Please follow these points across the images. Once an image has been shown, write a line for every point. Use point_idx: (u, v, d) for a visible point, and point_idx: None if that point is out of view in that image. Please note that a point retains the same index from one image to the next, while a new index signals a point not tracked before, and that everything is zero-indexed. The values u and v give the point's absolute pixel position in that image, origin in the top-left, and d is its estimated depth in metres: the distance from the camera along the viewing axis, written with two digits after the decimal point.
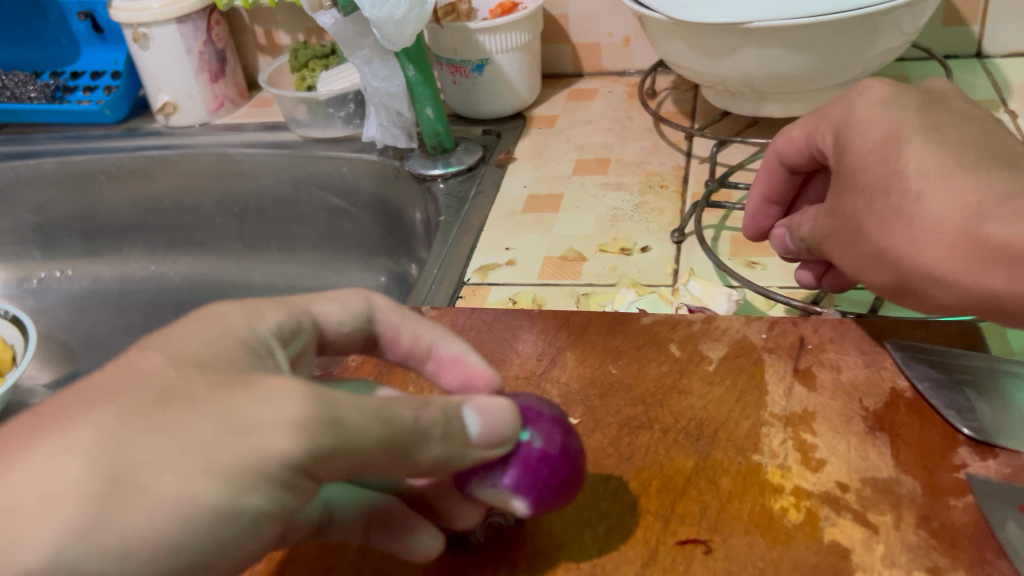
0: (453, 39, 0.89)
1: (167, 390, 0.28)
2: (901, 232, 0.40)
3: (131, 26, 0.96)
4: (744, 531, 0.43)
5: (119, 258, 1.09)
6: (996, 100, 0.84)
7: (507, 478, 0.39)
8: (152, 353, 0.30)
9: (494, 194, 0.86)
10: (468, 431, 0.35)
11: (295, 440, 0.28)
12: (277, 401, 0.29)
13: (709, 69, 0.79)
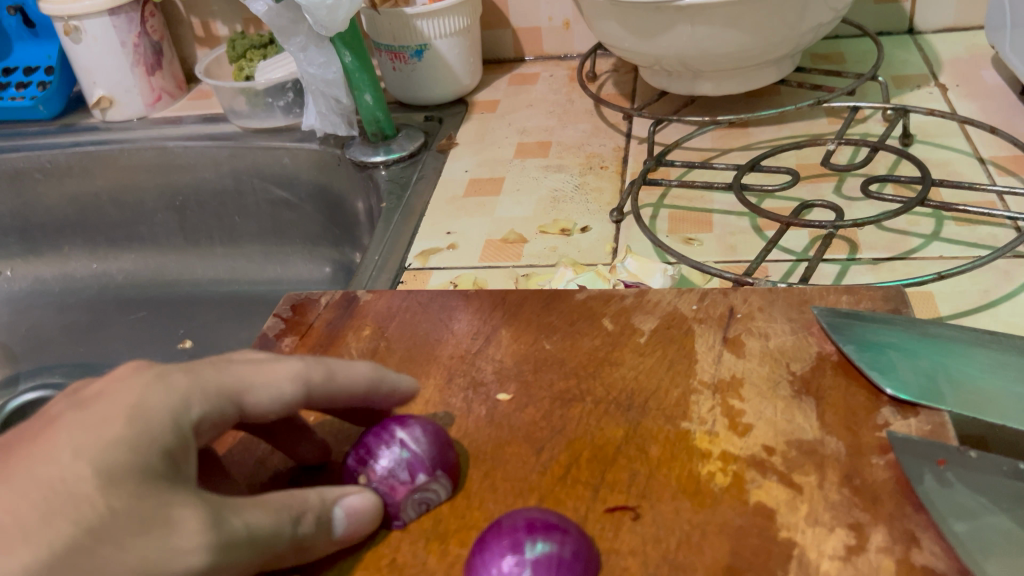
0: (391, 25, 0.88)
1: (93, 531, 0.31)
2: None
3: (62, 20, 0.94)
4: (672, 496, 0.43)
5: (60, 257, 1.06)
6: (927, 75, 0.86)
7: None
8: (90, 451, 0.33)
9: (436, 179, 0.86)
10: (331, 529, 0.40)
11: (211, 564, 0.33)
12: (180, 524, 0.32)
13: (644, 49, 0.79)
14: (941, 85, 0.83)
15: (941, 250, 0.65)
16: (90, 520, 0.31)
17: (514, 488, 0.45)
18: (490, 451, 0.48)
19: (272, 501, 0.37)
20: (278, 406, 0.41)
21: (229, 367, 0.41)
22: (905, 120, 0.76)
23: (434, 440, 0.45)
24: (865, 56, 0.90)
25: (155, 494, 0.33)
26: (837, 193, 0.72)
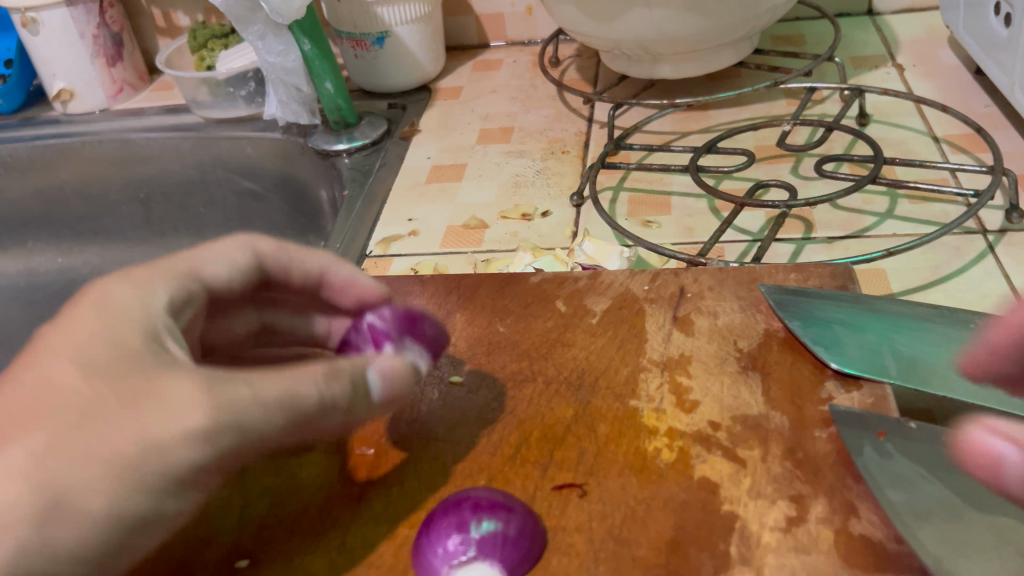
0: (352, 12, 0.88)
1: (81, 411, 0.35)
2: None
3: (21, 12, 0.91)
4: (619, 473, 0.44)
5: (24, 252, 1.06)
6: (885, 55, 0.86)
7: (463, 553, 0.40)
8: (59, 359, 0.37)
9: (398, 166, 0.86)
10: (367, 391, 0.40)
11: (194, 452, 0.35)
12: (177, 415, 0.35)
13: (602, 33, 0.79)
14: (898, 65, 0.84)
15: (895, 227, 0.66)
16: (70, 396, 0.35)
17: (464, 469, 0.46)
18: (440, 432, 0.48)
19: (292, 370, 0.38)
20: (235, 274, 0.48)
21: (183, 254, 0.47)
22: (861, 100, 0.77)
23: (399, 316, 0.46)
24: (824, 38, 0.91)
25: (147, 373, 0.36)
26: (794, 174, 0.72)
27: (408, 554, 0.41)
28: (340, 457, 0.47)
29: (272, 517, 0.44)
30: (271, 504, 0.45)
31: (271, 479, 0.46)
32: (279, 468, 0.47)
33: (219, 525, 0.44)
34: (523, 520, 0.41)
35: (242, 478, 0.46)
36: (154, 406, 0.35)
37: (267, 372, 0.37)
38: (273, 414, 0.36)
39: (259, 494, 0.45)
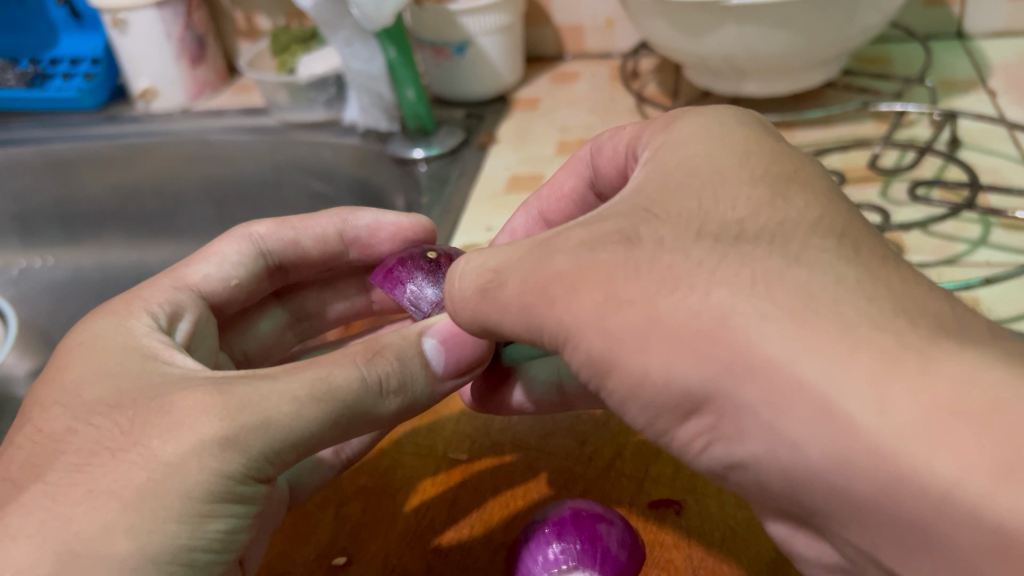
0: (434, 20, 0.88)
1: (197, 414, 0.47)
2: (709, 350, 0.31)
3: (109, 12, 0.94)
4: (715, 491, 0.46)
5: (99, 246, 1.07)
6: (975, 80, 0.84)
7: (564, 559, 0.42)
8: (101, 426, 0.41)
9: (476, 176, 0.85)
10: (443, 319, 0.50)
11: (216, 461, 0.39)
12: (202, 453, 0.39)
13: (689, 47, 0.78)
14: (990, 90, 0.82)
15: (987, 256, 0.63)
16: (113, 433, 0.40)
17: (558, 481, 0.48)
18: (533, 441, 0.51)
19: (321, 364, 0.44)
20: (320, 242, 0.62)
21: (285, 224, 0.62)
22: (954, 124, 0.75)
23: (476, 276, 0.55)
24: (913, 61, 0.88)
25: (161, 396, 0.42)
26: (881, 197, 0.70)
27: (502, 559, 0.44)
28: (433, 460, 0.51)
29: (366, 516, 0.48)
30: (366, 504, 0.48)
31: (366, 479, 0.50)
32: (374, 469, 0.51)
33: (317, 520, 0.48)
34: (626, 531, 0.43)
35: (339, 481, 0.50)
36: (175, 428, 0.39)
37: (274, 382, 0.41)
38: (308, 406, 0.41)
39: (355, 494, 0.49)
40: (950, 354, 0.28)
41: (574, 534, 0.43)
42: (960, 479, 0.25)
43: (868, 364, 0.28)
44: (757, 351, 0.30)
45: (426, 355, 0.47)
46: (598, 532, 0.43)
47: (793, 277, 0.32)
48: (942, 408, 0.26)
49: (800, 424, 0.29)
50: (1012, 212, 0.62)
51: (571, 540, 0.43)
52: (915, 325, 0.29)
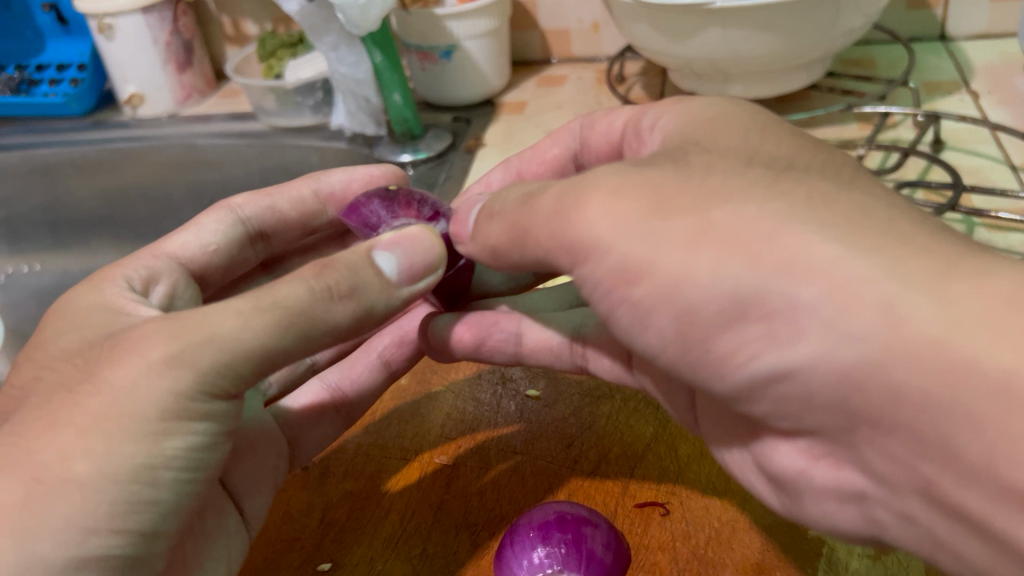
0: (421, 25, 0.88)
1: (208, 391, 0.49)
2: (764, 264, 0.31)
3: (95, 17, 0.94)
4: (700, 493, 0.46)
5: (87, 252, 1.04)
6: (958, 82, 0.84)
7: (551, 561, 0.43)
8: (56, 370, 0.39)
9: (464, 179, 0.85)
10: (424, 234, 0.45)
11: (167, 382, 0.37)
12: (156, 372, 0.37)
13: (675, 51, 0.79)
14: (973, 92, 0.82)
15: None
16: (68, 372, 0.38)
17: (544, 484, 0.48)
18: (519, 445, 0.51)
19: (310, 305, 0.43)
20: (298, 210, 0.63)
21: (264, 194, 0.62)
22: (937, 126, 0.75)
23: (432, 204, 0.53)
24: (897, 63, 0.89)
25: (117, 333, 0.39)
26: None
27: (488, 563, 0.45)
28: (418, 465, 0.51)
29: (351, 520, 0.48)
30: (350, 508, 0.49)
31: (350, 484, 0.50)
32: (358, 473, 0.51)
33: (301, 526, 0.48)
34: (611, 531, 0.44)
35: (324, 484, 0.50)
36: (125, 353, 0.37)
37: (229, 300, 0.39)
38: (266, 324, 0.38)
39: (340, 499, 0.49)
40: (997, 265, 0.29)
41: (560, 537, 0.43)
42: (1017, 362, 0.26)
43: (924, 266, 0.29)
44: (817, 251, 0.30)
45: (375, 262, 0.42)
46: (584, 533, 0.43)
47: (824, 197, 0.33)
48: (1005, 303, 0.27)
49: (849, 329, 0.30)
50: (994, 213, 0.63)
51: (558, 543, 0.43)
52: (954, 243, 0.30)
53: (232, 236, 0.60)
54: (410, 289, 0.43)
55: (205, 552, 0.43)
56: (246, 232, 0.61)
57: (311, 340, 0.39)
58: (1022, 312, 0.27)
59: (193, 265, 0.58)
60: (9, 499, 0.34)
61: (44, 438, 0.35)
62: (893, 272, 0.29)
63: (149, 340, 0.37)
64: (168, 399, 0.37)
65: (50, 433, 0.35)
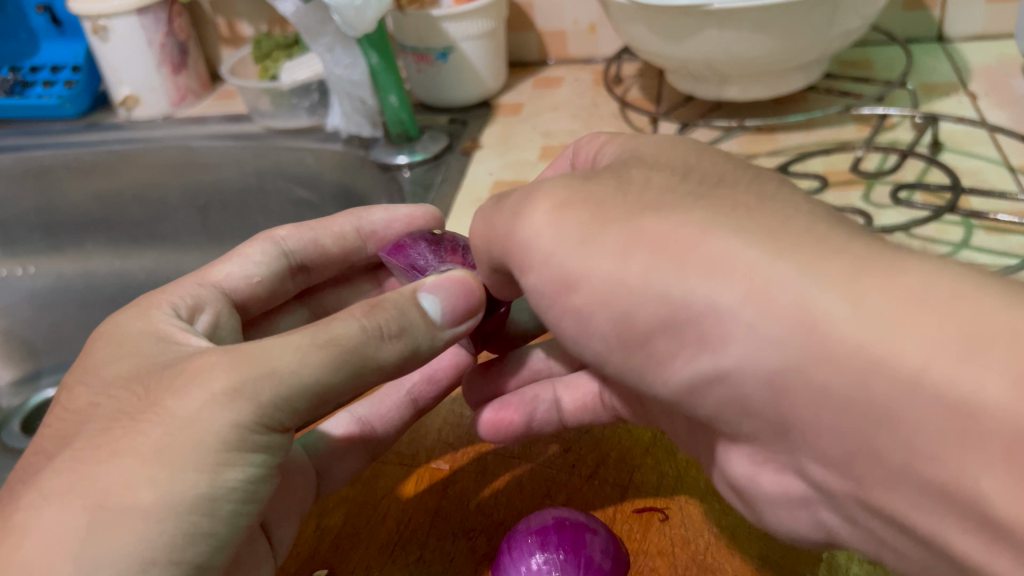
0: (417, 26, 0.88)
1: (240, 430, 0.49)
2: (719, 271, 0.33)
3: (90, 19, 0.94)
4: (701, 498, 0.46)
5: (82, 255, 1.06)
6: (956, 83, 0.84)
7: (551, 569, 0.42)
8: (117, 401, 0.42)
9: (460, 180, 0.85)
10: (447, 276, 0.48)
11: (235, 415, 0.40)
12: (222, 407, 0.40)
13: (672, 52, 0.78)
14: (971, 93, 0.82)
15: (970, 258, 0.63)
16: (129, 404, 0.41)
17: (542, 488, 0.48)
18: (516, 449, 0.51)
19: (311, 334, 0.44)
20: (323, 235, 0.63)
21: (307, 230, 0.62)
22: (935, 127, 0.75)
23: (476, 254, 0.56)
24: (894, 64, 0.89)
25: (173, 368, 0.42)
26: (864, 200, 0.70)
27: (486, 569, 0.44)
28: (415, 471, 0.51)
29: (348, 526, 0.48)
30: (346, 514, 0.48)
31: (347, 490, 0.50)
32: (356, 480, 0.51)
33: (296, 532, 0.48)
34: (611, 539, 0.43)
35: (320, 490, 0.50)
36: (189, 388, 0.40)
37: (282, 339, 0.42)
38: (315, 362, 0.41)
39: (336, 505, 0.49)
40: (912, 261, 0.30)
41: (559, 547, 0.43)
42: (925, 362, 0.27)
43: (841, 268, 0.30)
44: (740, 274, 0.32)
45: (420, 304, 0.46)
46: (584, 542, 0.43)
47: (756, 219, 0.34)
48: (909, 298, 0.28)
49: (773, 331, 0.31)
50: (994, 215, 0.62)
51: (557, 552, 0.43)
52: (872, 244, 0.31)
53: (273, 269, 0.61)
54: (453, 331, 0.47)
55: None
56: (285, 265, 0.61)
57: (357, 376, 0.43)
58: (927, 307, 0.28)
59: (233, 295, 0.59)
60: (77, 526, 0.37)
61: (117, 468, 0.38)
62: (829, 270, 0.30)
63: (214, 376, 0.41)
64: (236, 432, 0.40)
65: (123, 463, 0.38)
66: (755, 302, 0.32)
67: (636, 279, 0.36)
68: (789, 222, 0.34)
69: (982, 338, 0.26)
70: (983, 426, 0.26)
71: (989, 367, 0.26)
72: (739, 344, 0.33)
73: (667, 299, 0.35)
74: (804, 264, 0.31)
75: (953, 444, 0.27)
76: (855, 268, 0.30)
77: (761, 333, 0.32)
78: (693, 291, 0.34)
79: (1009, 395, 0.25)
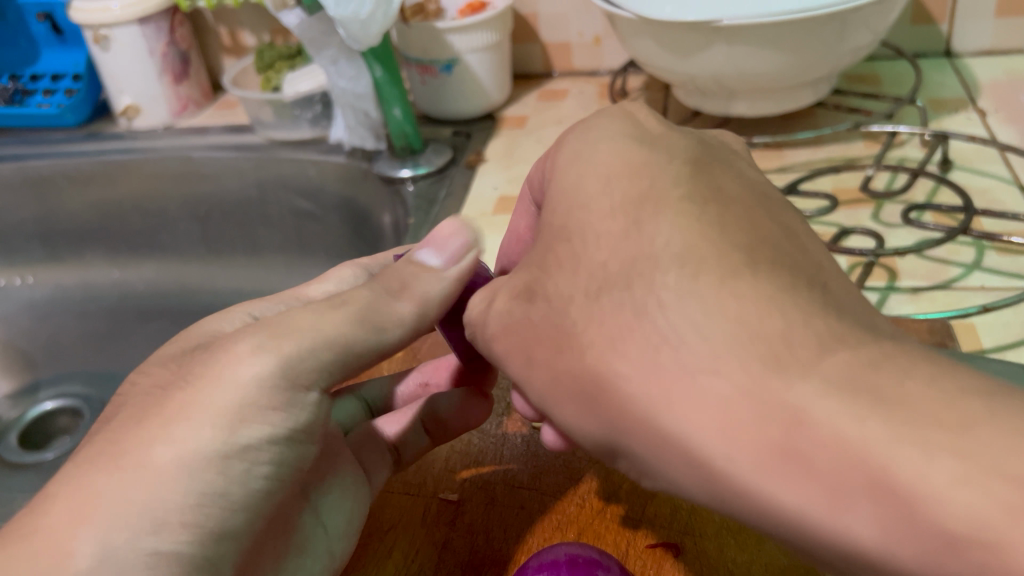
0: (420, 38, 0.87)
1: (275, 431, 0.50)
2: (633, 374, 0.31)
3: (91, 28, 0.93)
4: (716, 533, 0.47)
5: (81, 265, 1.04)
6: (965, 99, 0.84)
7: None
8: (159, 379, 0.41)
9: (465, 195, 0.84)
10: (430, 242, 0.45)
11: (266, 374, 0.41)
12: (260, 360, 0.40)
13: (679, 67, 0.78)
14: (980, 110, 0.81)
15: (982, 279, 0.62)
16: (163, 383, 0.41)
17: (553, 521, 0.49)
18: (525, 480, 0.52)
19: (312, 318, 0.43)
20: None
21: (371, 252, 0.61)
22: (945, 145, 0.74)
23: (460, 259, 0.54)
24: (901, 80, 0.88)
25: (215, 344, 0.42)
26: (874, 219, 0.69)
27: None
28: (423, 500, 0.51)
29: (356, 559, 0.49)
30: (353, 546, 0.50)
31: None
32: (359, 508, 0.52)
33: None
34: None
35: None
36: (224, 361, 0.40)
37: (307, 311, 0.43)
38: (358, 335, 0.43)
39: None
40: (797, 378, 0.27)
41: None
42: (802, 508, 0.26)
43: (714, 407, 0.28)
44: (638, 402, 0.31)
45: (419, 260, 0.45)
46: None
47: (647, 328, 0.31)
48: (775, 443, 0.26)
49: (674, 466, 0.30)
50: (1007, 237, 0.62)
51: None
52: (757, 351, 0.28)
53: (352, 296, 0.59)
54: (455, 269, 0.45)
55: (270, 567, 0.46)
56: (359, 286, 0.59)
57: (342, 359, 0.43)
58: (795, 456, 0.26)
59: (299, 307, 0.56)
60: (101, 487, 0.36)
61: (139, 443, 0.38)
62: (701, 393, 0.29)
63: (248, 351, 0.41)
64: (272, 400, 0.41)
65: (147, 437, 0.38)
66: (649, 428, 0.31)
67: (569, 374, 0.35)
68: (668, 302, 0.31)
69: (851, 482, 0.25)
70: (871, 569, 0.25)
71: (863, 515, 0.24)
72: (648, 454, 0.31)
73: (588, 395, 0.34)
74: (679, 383, 0.29)
75: (856, 574, 0.26)
76: (730, 405, 0.28)
77: (662, 456, 0.30)
78: (611, 391, 0.33)
79: (884, 541, 0.24)
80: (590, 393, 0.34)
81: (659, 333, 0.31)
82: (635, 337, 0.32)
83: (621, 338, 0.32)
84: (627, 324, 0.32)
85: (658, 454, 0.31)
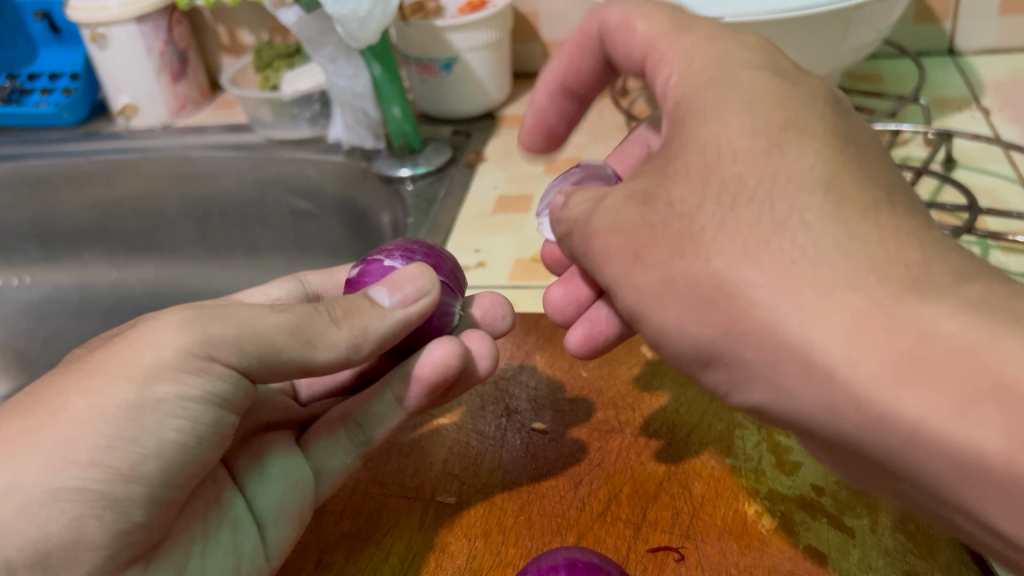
0: (420, 37, 0.87)
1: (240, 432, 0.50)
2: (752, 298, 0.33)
3: (88, 27, 0.93)
4: (718, 537, 0.46)
5: (79, 265, 1.04)
6: (968, 98, 0.83)
7: None
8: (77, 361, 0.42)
9: (464, 195, 0.83)
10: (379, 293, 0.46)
11: (186, 348, 0.40)
12: (162, 341, 0.40)
13: None
14: (983, 108, 0.81)
15: None
16: (81, 361, 0.41)
17: (552, 525, 0.48)
18: (524, 483, 0.51)
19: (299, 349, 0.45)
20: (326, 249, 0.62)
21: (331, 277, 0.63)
22: (948, 144, 0.74)
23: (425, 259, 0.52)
24: (904, 79, 0.88)
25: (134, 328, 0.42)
26: None
27: None
28: (420, 504, 0.51)
29: (350, 563, 0.48)
30: (349, 550, 0.49)
31: (348, 523, 0.51)
32: (356, 512, 0.51)
33: (298, 568, 0.49)
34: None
35: (321, 524, 0.51)
36: (138, 342, 0.40)
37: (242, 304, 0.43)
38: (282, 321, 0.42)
39: (338, 539, 0.50)
40: (926, 298, 0.30)
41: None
42: (923, 415, 0.28)
43: (846, 315, 0.31)
44: (763, 312, 0.33)
45: (370, 297, 0.45)
46: None
47: (780, 245, 0.33)
48: (908, 352, 0.29)
49: (798, 376, 0.32)
50: (1013, 236, 0.61)
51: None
52: (889, 279, 0.31)
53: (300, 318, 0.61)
54: (404, 312, 0.45)
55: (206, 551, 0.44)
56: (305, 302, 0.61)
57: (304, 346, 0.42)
58: (925, 364, 0.29)
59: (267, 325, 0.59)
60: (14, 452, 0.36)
61: (57, 414, 0.38)
62: (842, 302, 0.31)
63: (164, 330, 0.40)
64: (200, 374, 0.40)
65: (62, 405, 0.38)
66: (774, 338, 0.33)
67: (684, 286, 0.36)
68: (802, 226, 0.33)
69: (978, 392, 0.27)
70: (981, 477, 0.27)
71: (984, 422, 0.27)
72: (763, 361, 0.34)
73: (709, 309, 0.36)
74: (813, 290, 0.32)
75: (957, 484, 0.29)
76: (870, 313, 0.30)
77: (781, 365, 0.33)
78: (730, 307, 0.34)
79: (1003, 449, 0.26)
80: (707, 309, 0.35)
81: (796, 247, 0.33)
82: (765, 247, 0.34)
83: (754, 246, 0.34)
84: (750, 243, 0.34)
85: (781, 363, 0.33)
